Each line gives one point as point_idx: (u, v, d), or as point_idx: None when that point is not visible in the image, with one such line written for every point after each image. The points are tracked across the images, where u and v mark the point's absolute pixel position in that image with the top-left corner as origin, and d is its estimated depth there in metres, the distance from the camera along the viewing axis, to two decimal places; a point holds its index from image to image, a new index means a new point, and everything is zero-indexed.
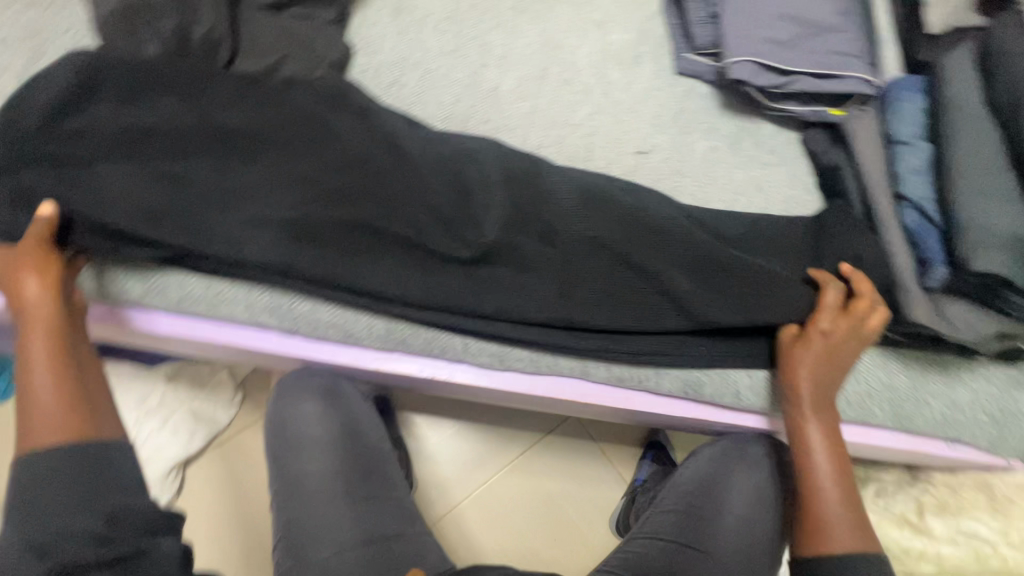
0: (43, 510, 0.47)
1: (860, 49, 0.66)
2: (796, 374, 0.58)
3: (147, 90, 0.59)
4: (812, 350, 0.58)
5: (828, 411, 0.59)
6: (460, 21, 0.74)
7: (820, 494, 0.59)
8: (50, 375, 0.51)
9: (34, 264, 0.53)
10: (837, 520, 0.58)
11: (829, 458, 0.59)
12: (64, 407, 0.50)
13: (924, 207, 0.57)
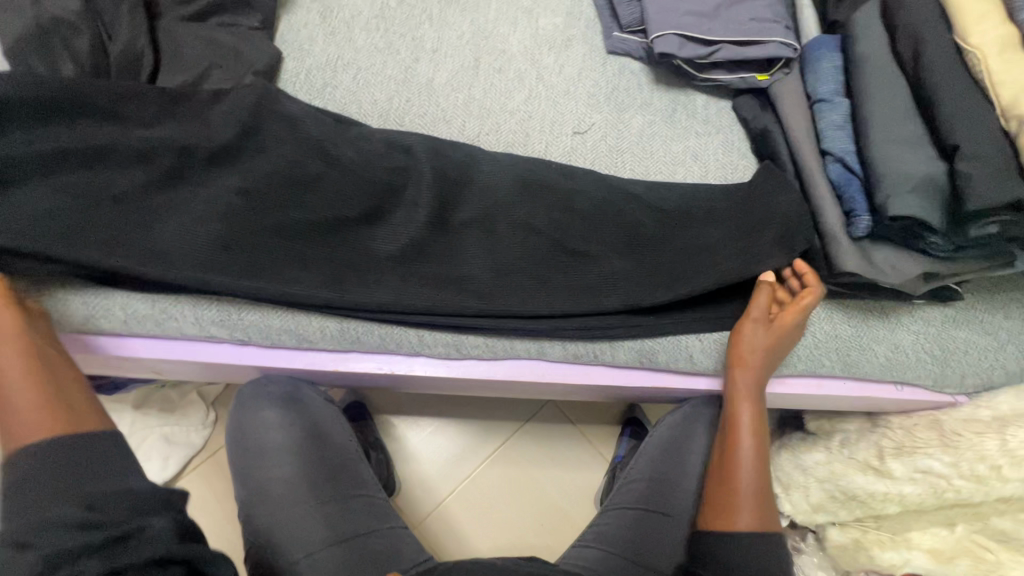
0: (30, 507, 0.46)
1: (777, 14, 0.68)
2: (748, 352, 0.61)
3: (70, 112, 0.58)
4: (765, 334, 0.60)
5: (760, 398, 0.62)
6: (389, 18, 0.74)
7: (734, 478, 0.62)
8: (25, 381, 0.53)
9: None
10: (744, 503, 0.61)
11: (752, 443, 0.63)
12: (45, 409, 0.52)
13: (847, 160, 0.59)
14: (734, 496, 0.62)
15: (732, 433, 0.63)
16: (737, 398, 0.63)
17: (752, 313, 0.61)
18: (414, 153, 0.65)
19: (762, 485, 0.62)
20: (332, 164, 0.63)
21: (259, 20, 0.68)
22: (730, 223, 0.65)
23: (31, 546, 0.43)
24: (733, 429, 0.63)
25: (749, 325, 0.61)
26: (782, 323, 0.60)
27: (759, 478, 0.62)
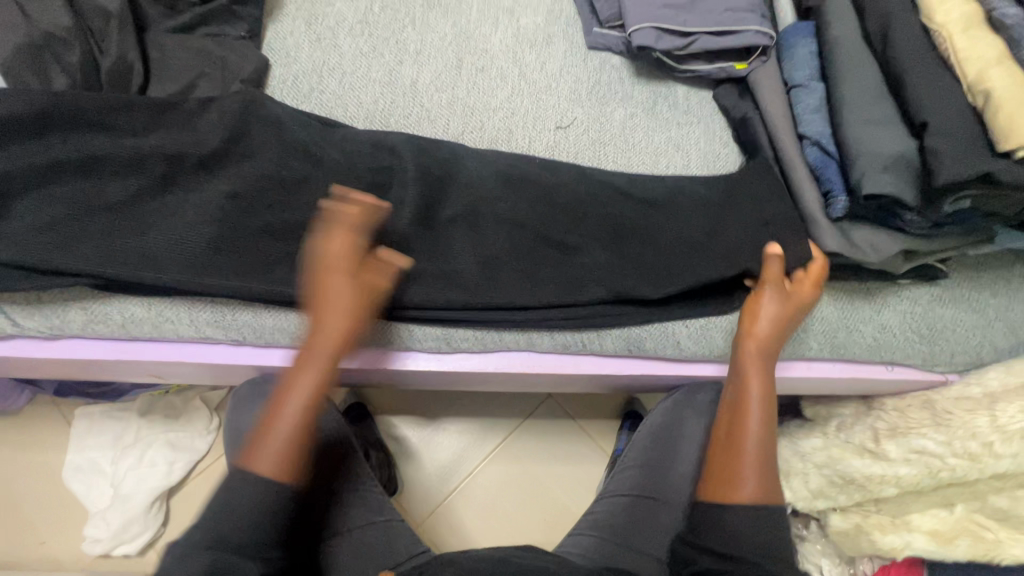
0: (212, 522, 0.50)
1: (752, 4, 0.69)
2: (758, 318, 0.60)
3: (62, 123, 0.60)
4: (780, 304, 0.60)
5: (770, 370, 0.60)
6: (373, 23, 0.76)
7: (739, 443, 0.57)
8: (303, 402, 0.55)
9: (357, 280, 0.57)
10: (749, 469, 0.55)
11: (760, 411, 0.58)
12: (291, 442, 0.53)
13: (823, 141, 0.60)
14: (741, 464, 0.56)
15: (739, 399, 0.60)
16: (746, 366, 0.60)
17: (768, 282, 0.61)
18: (400, 153, 0.66)
19: (770, 456, 0.56)
20: (320, 166, 0.64)
21: (246, 30, 0.70)
22: (711, 214, 0.66)
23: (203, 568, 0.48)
24: (741, 395, 0.59)
25: (766, 291, 0.61)
26: (797, 297, 0.60)
27: (766, 447, 0.57)
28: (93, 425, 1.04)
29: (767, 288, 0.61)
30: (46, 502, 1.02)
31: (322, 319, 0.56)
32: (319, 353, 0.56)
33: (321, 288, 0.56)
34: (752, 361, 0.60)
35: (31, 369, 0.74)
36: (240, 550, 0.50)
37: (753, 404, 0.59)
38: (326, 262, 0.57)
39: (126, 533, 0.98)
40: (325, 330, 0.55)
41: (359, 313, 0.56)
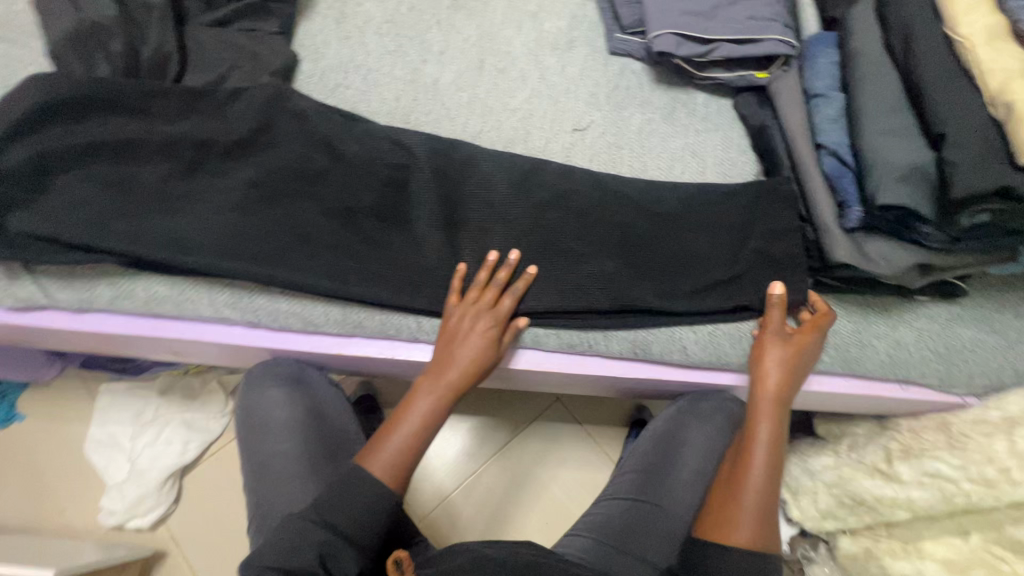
0: (323, 501, 0.54)
1: (776, 13, 0.69)
2: (763, 364, 0.60)
3: (102, 107, 0.63)
4: (784, 350, 0.60)
5: (782, 415, 0.59)
6: (400, 23, 0.78)
7: (739, 486, 0.56)
8: (417, 421, 0.60)
9: (487, 318, 0.61)
10: (745, 514, 0.55)
11: (766, 457, 0.57)
12: (404, 453, 0.58)
13: (840, 151, 0.60)
14: (738, 507, 0.55)
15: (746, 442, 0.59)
16: (758, 411, 0.60)
17: (769, 329, 0.61)
18: (419, 150, 0.67)
19: (770, 503, 0.56)
20: (344, 159, 0.66)
21: (278, 25, 0.73)
22: (720, 224, 0.67)
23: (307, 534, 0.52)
24: (748, 437, 0.59)
25: (768, 340, 0.61)
26: (798, 343, 0.60)
27: (767, 493, 0.56)
28: (114, 402, 1.08)
29: (770, 334, 0.61)
30: (67, 472, 1.06)
31: (456, 352, 0.61)
32: (437, 384, 0.60)
33: (451, 324, 0.62)
34: (761, 405, 0.59)
35: (59, 341, 0.77)
36: (333, 530, 0.52)
37: (761, 449, 0.58)
38: (466, 301, 0.62)
39: (140, 508, 1.01)
40: (452, 361, 0.60)
41: (484, 355, 0.61)
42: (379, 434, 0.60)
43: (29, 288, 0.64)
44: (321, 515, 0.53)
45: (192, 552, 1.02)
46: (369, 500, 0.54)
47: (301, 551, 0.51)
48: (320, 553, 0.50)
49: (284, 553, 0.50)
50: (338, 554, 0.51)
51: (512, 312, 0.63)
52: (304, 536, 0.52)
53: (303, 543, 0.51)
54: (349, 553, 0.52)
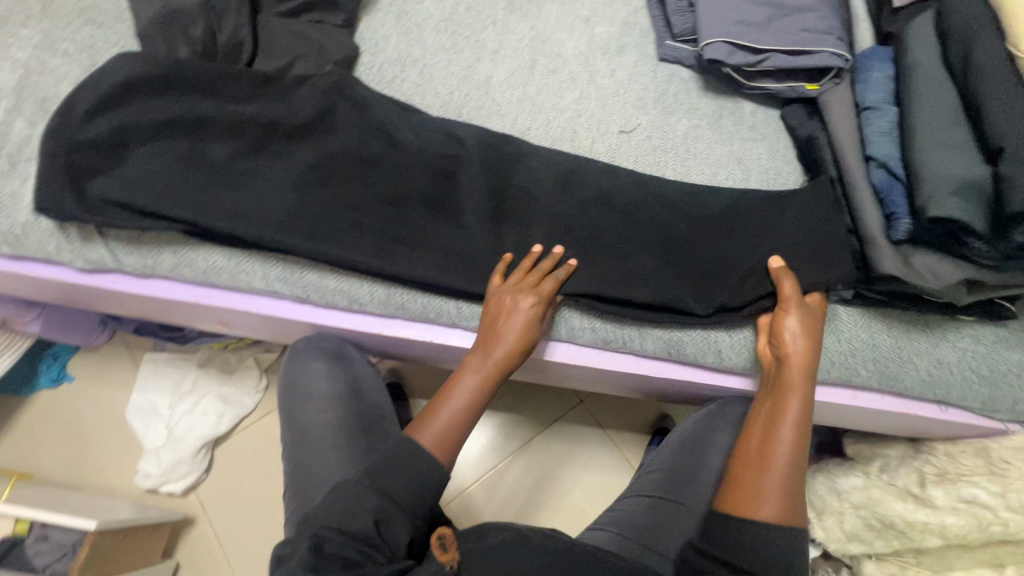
0: (378, 469, 0.56)
1: (831, 26, 0.70)
2: (790, 333, 0.60)
3: (180, 86, 0.67)
4: (805, 321, 0.60)
5: (807, 391, 0.59)
6: (457, 22, 0.81)
7: (768, 461, 0.56)
8: (465, 398, 0.62)
9: (529, 296, 0.62)
10: (772, 487, 0.55)
11: (793, 435, 0.57)
12: (453, 427, 0.61)
13: (890, 164, 0.60)
14: (766, 481, 0.55)
15: (776, 415, 0.59)
16: (784, 387, 0.59)
17: (787, 300, 0.61)
18: (468, 146, 0.70)
19: (796, 480, 0.56)
20: (400, 146, 0.69)
21: (343, 19, 0.77)
22: (760, 226, 0.67)
23: (363, 500, 0.53)
24: (777, 415, 0.58)
25: (788, 311, 0.61)
26: (812, 313, 0.61)
27: (794, 470, 0.56)
28: (156, 370, 1.13)
29: (789, 302, 0.61)
30: (109, 434, 1.11)
31: (501, 330, 0.62)
32: (482, 360, 0.63)
33: (494, 307, 0.63)
34: (793, 377, 0.59)
35: (118, 305, 0.82)
36: (387, 498, 0.54)
37: (788, 426, 0.58)
38: (509, 284, 0.64)
39: (174, 473, 1.06)
40: (497, 342, 0.62)
41: (527, 335, 0.62)
42: (430, 409, 0.63)
43: (100, 251, 0.68)
44: (375, 481, 0.55)
45: (219, 521, 1.06)
46: (419, 472, 0.56)
47: (357, 515, 0.52)
48: (375, 518, 0.53)
49: (341, 516, 0.52)
50: (391, 520, 0.53)
51: (553, 296, 0.64)
52: (359, 501, 0.53)
53: (358, 507, 0.53)
54: (400, 521, 0.54)
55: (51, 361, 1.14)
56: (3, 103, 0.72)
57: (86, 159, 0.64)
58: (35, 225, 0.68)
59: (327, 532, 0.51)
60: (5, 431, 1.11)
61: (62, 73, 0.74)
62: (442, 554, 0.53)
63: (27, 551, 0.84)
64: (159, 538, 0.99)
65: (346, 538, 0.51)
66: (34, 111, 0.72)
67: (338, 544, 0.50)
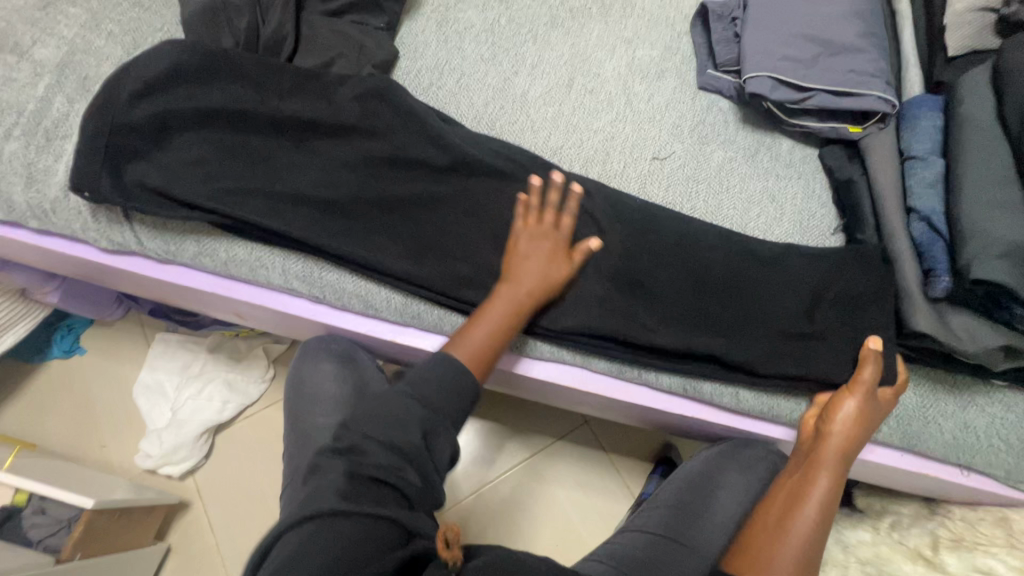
0: (423, 383, 0.57)
1: (879, 70, 0.68)
2: (843, 411, 0.58)
3: (220, 75, 0.67)
4: (865, 403, 0.58)
5: (840, 473, 0.57)
6: (497, 33, 0.81)
7: (784, 534, 0.55)
8: (490, 332, 0.61)
9: (553, 236, 0.63)
10: (784, 560, 0.53)
11: (816, 513, 0.55)
12: (485, 352, 0.60)
13: (933, 218, 0.58)
14: (777, 554, 0.54)
15: (801, 490, 0.57)
16: (815, 462, 0.58)
17: (859, 382, 0.58)
18: (503, 162, 0.69)
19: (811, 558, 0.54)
20: (434, 155, 0.68)
21: (385, 22, 0.77)
22: (810, 289, 0.64)
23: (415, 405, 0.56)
24: (802, 489, 0.57)
25: (853, 394, 0.58)
26: (879, 401, 0.58)
27: (811, 548, 0.54)
28: (165, 351, 1.13)
29: (859, 383, 0.58)
30: (114, 411, 1.12)
31: (523, 266, 0.62)
32: (510, 295, 0.61)
33: (518, 245, 0.63)
34: (829, 456, 0.57)
35: (136, 286, 0.82)
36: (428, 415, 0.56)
37: (812, 504, 0.56)
38: (532, 224, 0.63)
39: (174, 456, 1.06)
40: (521, 277, 0.62)
41: (558, 274, 0.62)
42: (458, 336, 0.62)
43: (125, 233, 0.69)
44: (419, 394, 0.56)
45: (214, 508, 1.06)
46: (459, 396, 0.58)
47: (405, 423, 0.54)
48: (423, 430, 0.54)
49: (390, 425, 0.54)
50: (437, 433, 0.55)
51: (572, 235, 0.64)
52: (405, 410, 0.55)
53: (406, 418, 0.54)
54: (445, 438, 0.56)
55: (65, 332, 1.15)
56: (45, 78, 0.72)
57: (121, 141, 0.64)
58: (64, 202, 0.68)
59: (370, 445, 0.53)
60: (14, 398, 1.12)
61: (106, 54, 0.75)
62: (445, 550, 0.48)
63: (23, 522, 0.85)
64: (154, 519, 0.99)
65: (389, 450, 0.53)
66: (74, 89, 0.72)
67: (376, 459, 0.52)
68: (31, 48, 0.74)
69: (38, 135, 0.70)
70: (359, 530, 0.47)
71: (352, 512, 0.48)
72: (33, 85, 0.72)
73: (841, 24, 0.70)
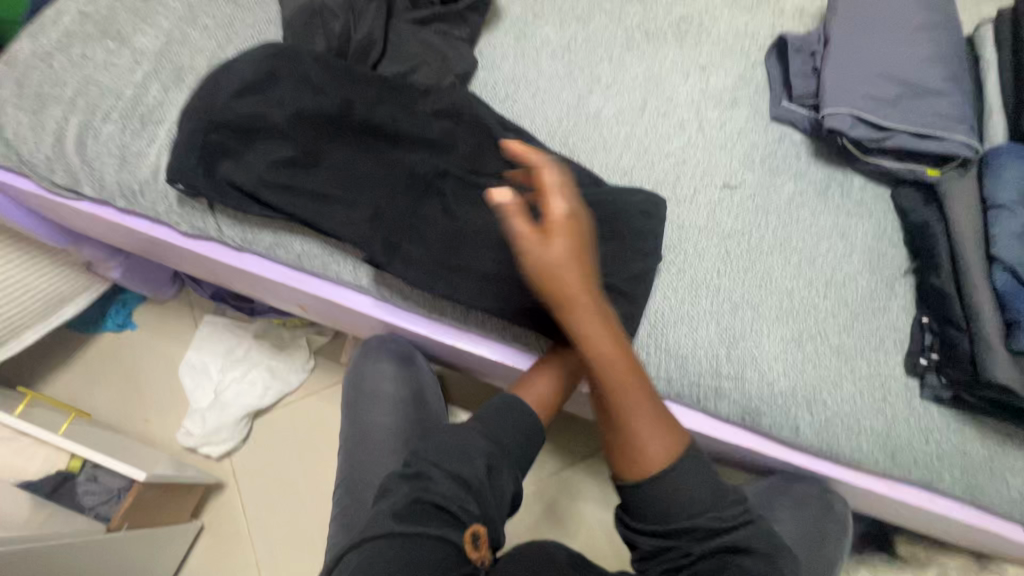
0: (494, 414, 0.61)
1: (963, 114, 0.67)
2: (555, 237, 0.52)
3: (308, 76, 0.70)
4: (567, 239, 0.52)
5: (583, 311, 0.53)
6: (574, 50, 0.83)
7: (625, 412, 0.57)
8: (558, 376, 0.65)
9: None
10: (643, 432, 0.57)
11: (621, 372, 0.55)
12: (552, 391, 0.65)
13: (1018, 270, 0.58)
14: (633, 434, 0.57)
15: (601, 361, 0.55)
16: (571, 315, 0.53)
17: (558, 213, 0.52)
18: (578, 178, 0.70)
19: (652, 397, 0.58)
20: (509, 169, 0.70)
21: (467, 33, 0.79)
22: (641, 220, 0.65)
23: (485, 438, 0.58)
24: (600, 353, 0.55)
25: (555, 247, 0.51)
26: (570, 229, 0.52)
27: (646, 406, 0.57)
28: (212, 333, 1.16)
29: (558, 215, 0.52)
30: (160, 388, 1.15)
31: None
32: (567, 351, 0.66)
33: None
34: (578, 306, 0.53)
35: (204, 270, 0.85)
36: (491, 448, 0.57)
37: (616, 361, 0.55)
38: None
39: (215, 437, 1.08)
40: None
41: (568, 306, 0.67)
42: (524, 383, 0.66)
43: (206, 221, 0.71)
44: (487, 430, 0.59)
45: (247, 492, 1.08)
46: (522, 433, 0.61)
47: (472, 455, 0.56)
48: (488, 463, 0.56)
49: (456, 455, 0.56)
50: (500, 468, 0.57)
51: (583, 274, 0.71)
52: (472, 444, 0.57)
53: (472, 450, 0.56)
54: (506, 474, 0.57)
55: (119, 306, 1.19)
56: (143, 66, 0.76)
57: (216, 137, 0.68)
58: (153, 185, 0.71)
59: (436, 472, 0.54)
60: (67, 366, 1.16)
61: (199, 46, 0.78)
62: (473, 551, 0.52)
63: (77, 488, 0.88)
64: (192, 497, 1.01)
65: (453, 479, 0.54)
66: (169, 78, 0.76)
67: (440, 487, 0.53)
68: (132, 36, 0.78)
69: (134, 119, 0.73)
70: (418, 551, 0.49)
71: (406, 534, 0.50)
72: (132, 71, 0.75)
73: (925, 67, 0.69)
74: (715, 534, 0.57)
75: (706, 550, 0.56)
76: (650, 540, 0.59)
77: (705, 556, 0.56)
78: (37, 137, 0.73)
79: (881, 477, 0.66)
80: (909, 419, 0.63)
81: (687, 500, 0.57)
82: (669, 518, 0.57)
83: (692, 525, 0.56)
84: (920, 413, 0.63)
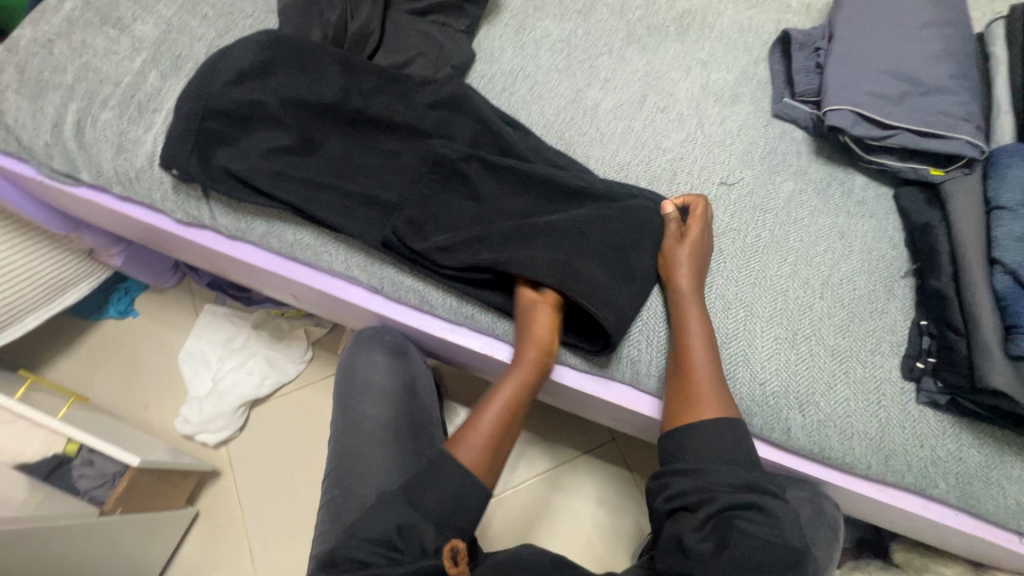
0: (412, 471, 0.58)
1: (969, 113, 0.66)
2: (693, 235, 0.66)
3: (304, 67, 0.70)
4: (694, 241, 0.65)
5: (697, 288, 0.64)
6: (573, 43, 0.82)
7: (692, 367, 0.60)
8: (499, 413, 0.61)
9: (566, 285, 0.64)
10: (704, 391, 0.59)
11: (703, 338, 0.61)
12: (491, 433, 0.60)
13: (1019, 273, 0.56)
14: (696, 387, 0.60)
15: (686, 322, 0.62)
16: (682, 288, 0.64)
17: (697, 220, 0.67)
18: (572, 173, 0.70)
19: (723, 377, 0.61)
20: None
21: (465, 25, 0.79)
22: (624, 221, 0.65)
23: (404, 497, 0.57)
24: (688, 316, 0.63)
25: (693, 230, 0.66)
26: (699, 233, 0.66)
27: (716, 372, 0.60)
28: (212, 322, 1.17)
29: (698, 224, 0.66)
30: (160, 375, 1.16)
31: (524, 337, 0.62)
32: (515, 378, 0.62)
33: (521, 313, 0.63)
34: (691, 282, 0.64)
35: (201, 259, 0.86)
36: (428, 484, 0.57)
37: (702, 325, 0.62)
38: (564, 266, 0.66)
39: (212, 425, 1.09)
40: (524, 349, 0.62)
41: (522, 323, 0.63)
42: (466, 425, 0.62)
43: (200, 209, 0.72)
44: (405, 491, 0.57)
45: (243, 482, 1.08)
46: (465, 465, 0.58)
47: (383, 520, 0.56)
48: (399, 523, 0.55)
49: (370, 524, 0.56)
50: (414, 524, 0.55)
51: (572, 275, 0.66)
52: (385, 511, 0.56)
53: (386, 513, 0.56)
54: (424, 525, 0.55)
55: (122, 294, 1.20)
56: (142, 53, 0.76)
57: (212, 125, 0.68)
58: (149, 172, 0.71)
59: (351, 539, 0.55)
60: (69, 352, 1.18)
61: (198, 35, 0.78)
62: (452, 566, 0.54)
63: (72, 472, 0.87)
64: (188, 484, 1.02)
65: (368, 542, 0.54)
66: (168, 66, 0.76)
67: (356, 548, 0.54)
68: (132, 24, 0.78)
69: (132, 106, 0.73)
70: None
71: None
72: (131, 59, 0.76)
73: (929, 64, 0.68)
74: (749, 486, 0.55)
75: (737, 501, 0.54)
76: (683, 479, 0.57)
77: (729, 507, 0.54)
78: (36, 122, 0.73)
79: (872, 482, 0.65)
80: (904, 423, 0.62)
81: (724, 448, 0.57)
82: (702, 467, 0.57)
83: (726, 469, 0.56)
84: (915, 417, 0.62)
